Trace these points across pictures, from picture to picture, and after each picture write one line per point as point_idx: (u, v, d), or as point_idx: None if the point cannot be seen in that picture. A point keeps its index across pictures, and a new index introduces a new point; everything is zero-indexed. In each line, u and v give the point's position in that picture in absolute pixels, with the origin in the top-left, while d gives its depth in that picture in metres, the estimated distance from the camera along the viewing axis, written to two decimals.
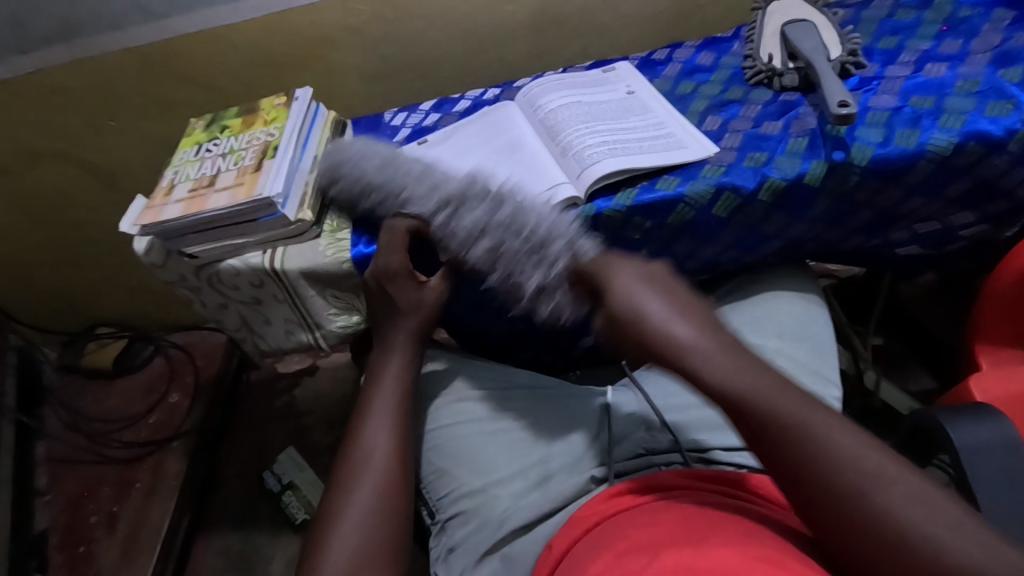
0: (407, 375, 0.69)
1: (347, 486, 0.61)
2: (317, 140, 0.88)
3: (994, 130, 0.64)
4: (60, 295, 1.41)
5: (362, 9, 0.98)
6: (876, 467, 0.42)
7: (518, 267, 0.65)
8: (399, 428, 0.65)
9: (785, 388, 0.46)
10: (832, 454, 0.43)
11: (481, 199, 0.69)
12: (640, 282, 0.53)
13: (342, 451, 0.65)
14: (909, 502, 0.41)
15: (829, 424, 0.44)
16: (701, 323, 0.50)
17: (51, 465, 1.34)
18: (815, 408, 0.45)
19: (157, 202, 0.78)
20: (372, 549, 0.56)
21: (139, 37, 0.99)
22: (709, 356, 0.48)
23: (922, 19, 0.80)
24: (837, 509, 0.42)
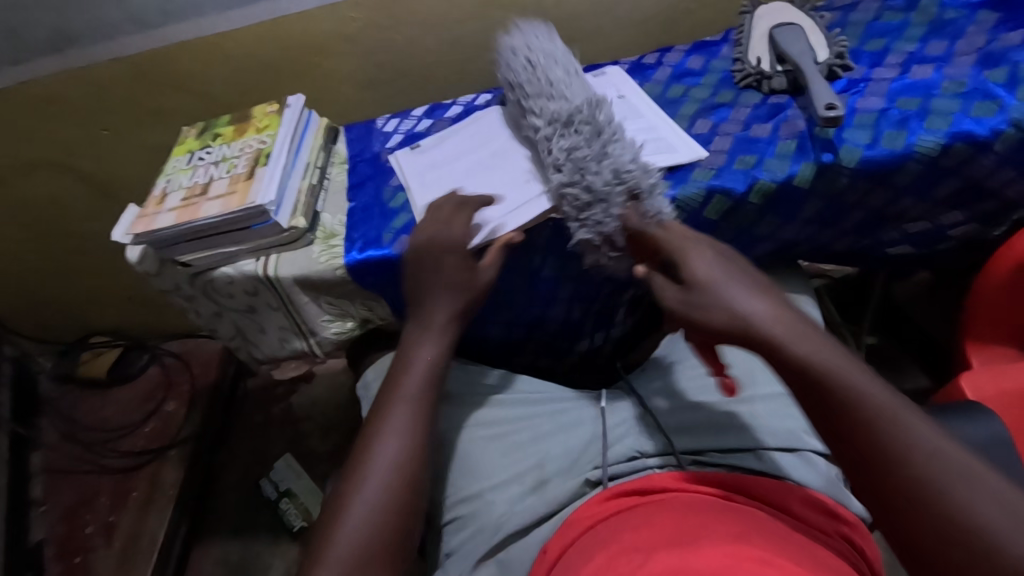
0: (438, 359, 0.66)
1: (359, 469, 0.58)
2: (309, 147, 0.89)
3: (980, 131, 0.64)
4: (55, 304, 1.40)
5: (354, 17, 0.98)
6: (953, 459, 0.43)
7: (582, 214, 0.67)
8: (421, 417, 0.62)
9: (865, 376, 0.48)
10: (906, 440, 0.44)
11: (585, 126, 0.70)
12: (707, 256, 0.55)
13: (363, 432, 0.62)
14: (985, 499, 0.41)
15: (903, 410, 0.46)
16: (777, 304, 0.52)
17: (47, 475, 1.33)
18: (898, 397, 0.47)
19: (150, 211, 0.78)
20: (376, 542, 0.54)
21: (132, 46, 0.99)
22: (790, 331, 0.50)
23: (909, 22, 0.80)
24: (906, 493, 0.43)
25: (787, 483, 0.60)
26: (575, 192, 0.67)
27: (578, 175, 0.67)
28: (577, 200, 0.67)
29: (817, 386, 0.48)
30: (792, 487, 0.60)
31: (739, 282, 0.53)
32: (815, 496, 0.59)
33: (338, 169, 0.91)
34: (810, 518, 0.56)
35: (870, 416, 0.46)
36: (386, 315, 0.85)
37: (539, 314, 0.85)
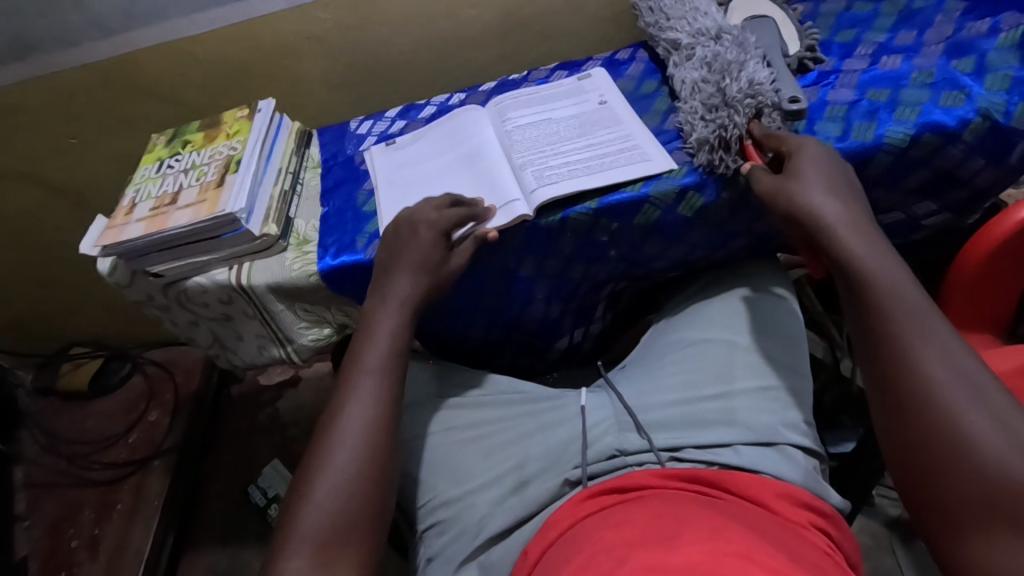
0: (398, 338, 0.65)
1: (322, 452, 0.57)
2: (281, 152, 0.87)
3: (949, 121, 0.64)
4: (32, 317, 1.38)
5: (324, 18, 0.97)
6: (972, 380, 0.48)
7: (700, 120, 0.71)
8: (384, 394, 0.61)
9: (916, 293, 0.54)
10: (916, 350, 0.50)
11: (728, 45, 0.76)
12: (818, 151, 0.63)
13: (328, 411, 0.61)
14: (984, 419, 0.46)
15: (933, 325, 0.51)
16: (859, 216, 0.59)
17: (30, 490, 1.31)
18: (931, 316, 0.52)
19: (118, 222, 0.77)
20: (343, 522, 0.53)
21: (97, 53, 0.97)
22: (854, 236, 0.57)
23: (879, 12, 0.80)
24: (911, 399, 0.49)
25: (765, 476, 0.60)
26: (709, 96, 0.72)
27: (715, 84, 0.73)
28: (710, 105, 0.71)
29: (860, 283, 0.55)
30: (770, 480, 0.59)
31: (830, 189, 0.60)
32: (796, 490, 0.59)
33: (312, 173, 0.90)
34: (789, 512, 0.56)
35: (906, 322, 0.52)
36: None
37: (516, 315, 0.85)
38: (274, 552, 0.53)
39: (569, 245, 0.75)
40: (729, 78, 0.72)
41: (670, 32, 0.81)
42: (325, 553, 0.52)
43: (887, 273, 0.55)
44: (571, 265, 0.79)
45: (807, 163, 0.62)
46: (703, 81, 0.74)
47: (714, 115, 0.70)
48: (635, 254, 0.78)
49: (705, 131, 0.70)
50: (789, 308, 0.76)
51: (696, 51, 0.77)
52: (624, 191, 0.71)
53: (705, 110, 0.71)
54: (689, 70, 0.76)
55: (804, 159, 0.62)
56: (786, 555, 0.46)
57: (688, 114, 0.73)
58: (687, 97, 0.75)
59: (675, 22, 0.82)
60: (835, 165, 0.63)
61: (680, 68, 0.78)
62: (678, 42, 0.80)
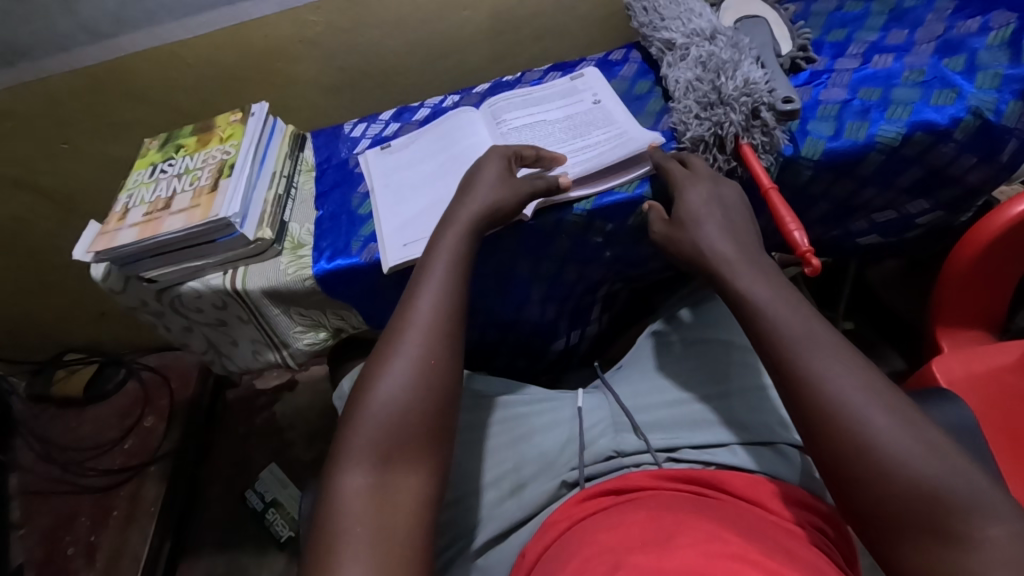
0: (462, 249, 0.64)
1: (383, 360, 0.56)
2: (275, 156, 0.87)
3: (940, 120, 0.65)
4: (25, 324, 1.37)
5: (316, 21, 0.96)
6: (861, 387, 0.48)
7: (692, 118, 0.71)
8: (451, 306, 0.60)
9: (829, 336, 0.52)
10: (834, 399, 0.48)
11: (721, 46, 0.76)
12: (699, 190, 0.65)
13: (394, 317, 0.60)
14: (889, 421, 0.46)
15: (824, 339, 0.51)
16: (739, 245, 0.61)
17: (25, 498, 1.30)
18: (845, 359, 0.50)
19: (111, 227, 0.76)
20: (401, 434, 0.53)
21: (86, 58, 0.96)
22: (743, 271, 0.58)
23: (870, 11, 0.80)
24: (817, 421, 0.48)
25: (760, 477, 0.60)
26: (702, 95, 0.72)
27: (709, 83, 0.72)
28: (703, 105, 0.71)
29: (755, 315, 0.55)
30: (766, 481, 0.60)
31: (721, 221, 0.62)
32: (789, 489, 0.59)
33: (306, 177, 0.90)
34: (783, 510, 0.57)
35: (795, 346, 0.52)
36: (360, 323, 0.84)
37: (512, 317, 0.85)
38: (331, 463, 0.52)
39: (565, 246, 0.75)
40: (723, 77, 0.71)
41: (665, 33, 0.82)
42: (385, 468, 0.51)
43: (769, 300, 0.55)
44: (566, 267, 0.79)
45: (692, 202, 0.64)
46: (698, 80, 0.73)
47: (712, 113, 0.70)
48: (630, 254, 0.78)
49: (696, 131, 0.70)
50: None
51: (692, 51, 0.77)
52: (620, 191, 0.72)
53: (700, 108, 0.71)
54: (681, 72, 0.76)
55: (695, 196, 0.64)
56: (780, 556, 0.46)
57: (683, 112, 0.73)
58: (679, 97, 0.75)
59: (669, 23, 0.82)
60: (732, 204, 0.65)
61: (674, 69, 0.78)
62: (673, 42, 0.81)
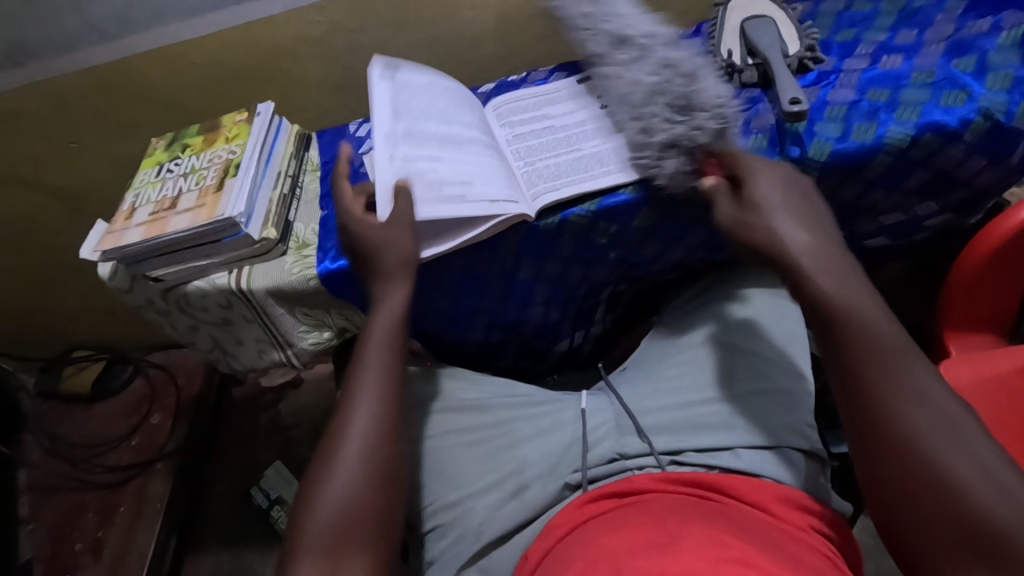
0: (392, 326, 0.65)
1: (331, 456, 0.58)
2: (280, 156, 0.87)
3: (950, 121, 0.64)
4: (34, 321, 1.39)
5: (321, 20, 0.97)
6: (947, 412, 0.48)
7: (661, 124, 0.68)
8: (387, 389, 0.62)
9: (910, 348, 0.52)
10: (904, 420, 0.49)
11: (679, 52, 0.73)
12: (767, 183, 0.62)
13: (336, 405, 0.62)
14: (959, 453, 0.46)
15: (897, 360, 0.51)
16: (814, 241, 0.58)
17: (34, 494, 1.31)
18: (931, 381, 0.50)
19: (118, 226, 0.77)
20: (356, 519, 0.55)
21: (93, 58, 0.97)
22: (822, 272, 0.56)
23: (878, 10, 0.80)
24: (889, 438, 0.49)
25: (765, 481, 0.60)
26: (668, 101, 0.68)
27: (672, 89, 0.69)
28: (670, 112, 0.68)
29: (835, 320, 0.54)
30: (770, 484, 0.59)
31: (794, 213, 0.60)
32: (794, 494, 0.59)
33: (311, 176, 0.90)
34: (788, 515, 0.56)
35: (878, 360, 0.51)
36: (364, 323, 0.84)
37: (516, 318, 0.85)
38: (288, 557, 0.54)
39: (569, 247, 0.75)
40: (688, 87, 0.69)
41: (592, 37, 0.77)
42: (334, 558, 0.53)
43: (863, 308, 0.54)
44: (570, 268, 0.79)
45: (760, 192, 0.61)
46: (657, 85, 0.70)
47: (672, 120, 0.68)
48: (635, 256, 0.78)
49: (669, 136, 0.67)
50: (792, 312, 0.75)
51: (649, 51, 0.73)
52: (624, 194, 0.71)
53: (672, 113, 0.68)
54: (636, 75, 0.72)
55: (766, 183, 0.62)
56: (780, 559, 0.46)
57: (647, 115, 0.69)
58: (631, 108, 0.71)
59: (597, 23, 0.77)
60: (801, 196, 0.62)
61: (623, 71, 0.73)
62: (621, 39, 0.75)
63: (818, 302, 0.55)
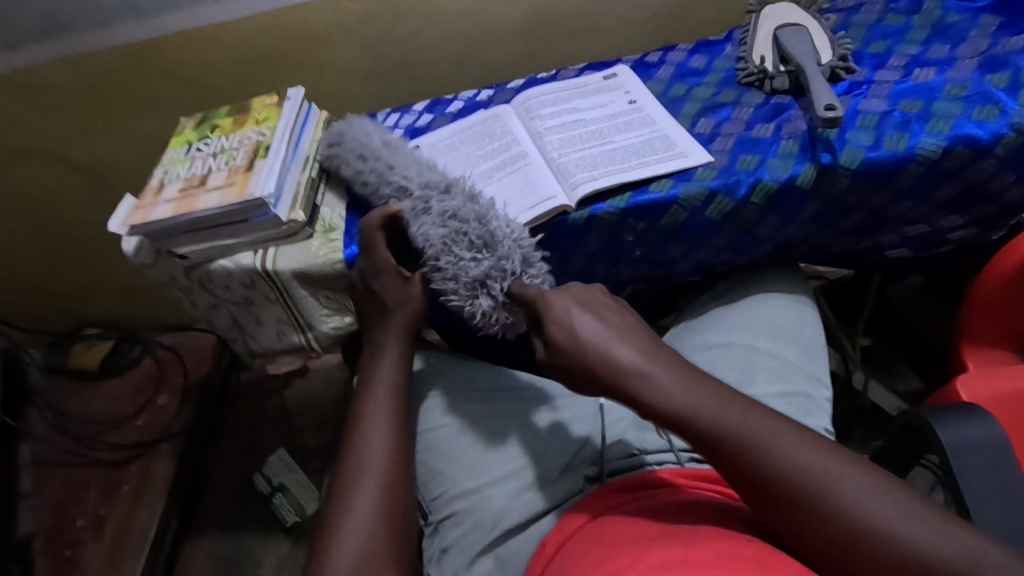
0: (391, 377, 0.68)
1: (339, 508, 0.59)
2: (308, 140, 0.88)
3: (982, 135, 0.65)
4: (47, 295, 1.39)
5: (355, 8, 0.97)
6: (820, 469, 0.47)
7: (463, 269, 0.69)
8: (395, 424, 0.65)
9: (748, 409, 0.51)
10: (783, 472, 0.47)
11: (451, 196, 0.73)
12: (589, 316, 0.59)
13: (342, 451, 0.64)
14: (862, 497, 0.45)
15: (772, 430, 0.49)
16: (653, 353, 0.56)
17: (37, 468, 1.31)
18: (787, 430, 0.49)
19: (147, 201, 0.77)
20: (380, 557, 0.55)
21: (128, 34, 0.98)
22: (661, 379, 0.53)
23: (911, 24, 0.80)
24: (785, 498, 0.47)
25: None
26: (469, 231, 0.70)
27: (473, 220, 0.70)
28: (472, 241, 0.70)
29: (688, 432, 0.51)
30: None
31: (615, 325, 0.58)
32: None
33: None
34: None
35: (742, 449, 0.49)
36: None
37: None
38: None
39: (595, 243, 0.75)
40: (449, 255, 0.70)
41: (375, 176, 0.80)
42: None
43: (710, 412, 0.51)
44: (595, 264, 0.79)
45: (581, 325, 0.58)
46: (466, 223, 0.70)
47: (480, 260, 0.69)
48: (660, 255, 0.77)
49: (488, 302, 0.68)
50: (806, 317, 0.76)
51: (454, 187, 0.74)
52: (653, 191, 0.71)
53: (474, 247, 0.69)
54: (432, 219, 0.71)
55: (562, 299, 0.61)
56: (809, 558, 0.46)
57: (460, 251, 0.70)
58: (451, 232, 0.71)
59: (391, 167, 0.80)
60: (634, 323, 0.60)
61: (426, 226, 0.72)
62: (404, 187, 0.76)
63: (674, 420, 0.52)
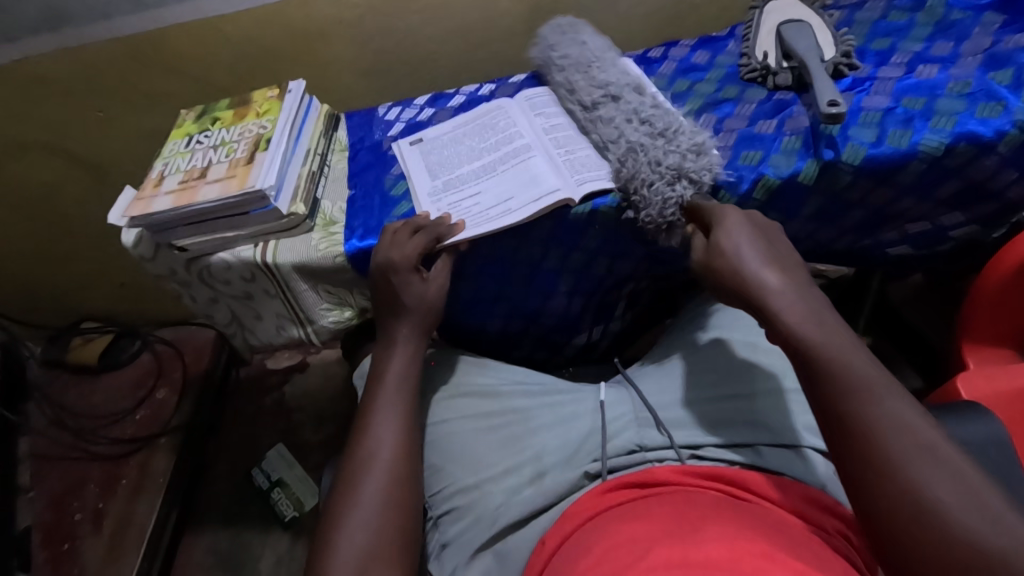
0: (392, 374, 0.68)
1: (342, 505, 0.58)
2: (310, 134, 0.88)
3: (985, 132, 0.64)
4: (46, 289, 1.39)
5: (357, 2, 0.97)
6: (917, 435, 0.45)
7: (643, 173, 0.68)
8: (404, 422, 0.64)
9: (860, 352, 0.50)
10: (873, 418, 0.46)
11: (620, 103, 0.76)
12: (755, 247, 0.59)
13: (347, 449, 0.64)
14: (938, 475, 0.43)
15: (883, 387, 0.48)
16: (789, 282, 0.57)
17: (35, 462, 1.31)
18: (920, 416, 0.46)
19: (147, 194, 0.77)
20: (382, 553, 0.55)
21: (129, 27, 0.97)
22: (795, 304, 0.55)
23: (914, 22, 0.80)
24: (859, 438, 0.46)
25: (786, 479, 0.60)
26: (653, 145, 0.70)
27: (655, 136, 0.71)
28: (659, 150, 0.69)
29: (808, 358, 0.51)
30: (792, 483, 0.59)
31: (762, 252, 0.59)
32: (819, 494, 0.58)
33: (339, 156, 0.90)
34: (812, 514, 0.55)
35: (858, 388, 0.48)
36: None
37: (536, 308, 0.86)
38: None
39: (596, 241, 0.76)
40: (643, 155, 0.69)
41: (575, 81, 0.80)
42: None
43: (839, 347, 0.51)
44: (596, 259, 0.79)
45: (727, 238, 0.60)
46: (661, 125, 0.72)
47: (685, 157, 0.69)
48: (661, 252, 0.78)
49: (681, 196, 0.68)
50: None
51: (646, 110, 0.74)
52: None
53: (653, 139, 0.71)
54: (630, 123, 0.74)
55: (730, 237, 0.60)
56: (810, 556, 0.46)
57: (660, 150, 0.69)
58: (618, 145, 0.72)
59: (602, 68, 0.80)
60: (784, 254, 0.60)
61: (607, 130, 0.74)
62: (585, 102, 0.79)
63: (800, 344, 0.52)
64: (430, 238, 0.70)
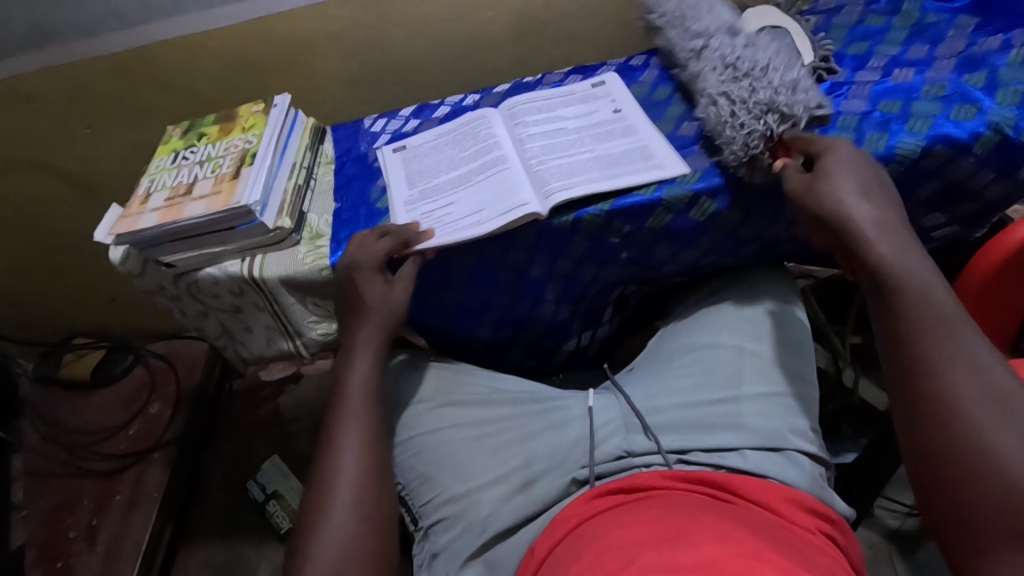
0: (370, 384, 0.67)
1: (318, 521, 0.58)
2: (295, 147, 0.88)
3: (960, 134, 0.65)
4: (38, 305, 1.38)
5: (342, 16, 0.98)
6: (995, 388, 0.49)
7: (737, 120, 0.70)
8: (370, 431, 0.64)
9: (939, 289, 0.55)
10: (946, 370, 0.50)
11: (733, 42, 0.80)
12: (851, 187, 0.61)
13: (317, 463, 0.63)
14: (1007, 433, 0.46)
15: (964, 335, 0.52)
16: (881, 215, 0.59)
17: (29, 479, 1.30)
18: (993, 362, 0.50)
19: (133, 211, 0.77)
20: (361, 567, 0.56)
21: (114, 43, 0.98)
22: (881, 237, 0.58)
23: (891, 25, 0.81)
24: (930, 389, 0.50)
25: (771, 482, 0.60)
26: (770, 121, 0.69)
27: (768, 109, 0.70)
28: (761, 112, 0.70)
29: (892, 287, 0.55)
30: (777, 485, 0.60)
31: (856, 182, 0.61)
32: (802, 496, 0.59)
33: (325, 169, 0.91)
34: (794, 515, 0.56)
35: (936, 326, 0.52)
36: None
37: (524, 315, 0.86)
38: None
39: (581, 246, 0.76)
40: (738, 101, 0.71)
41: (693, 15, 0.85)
42: None
43: (922, 284, 0.55)
44: (582, 267, 0.80)
45: (833, 163, 0.62)
46: (731, 90, 0.74)
47: (778, 96, 0.71)
48: (647, 257, 0.79)
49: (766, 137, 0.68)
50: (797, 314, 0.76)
51: (736, 57, 0.78)
52: (641, 194, 0.71)
53: (755, 107, 0.70)
54: (724, 71, 0.77)
55: (836, 166, 0.62)
56: (795, 557, 0.46)
57: (746, 112, 0.71)
58: (715, 93, 0.75)
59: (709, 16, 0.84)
60: (867, 172, 0.62)
61: (706, 76, 0.78)
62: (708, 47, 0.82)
63: (886, 275, 0.56)
64: (397, 242, 0.71)
